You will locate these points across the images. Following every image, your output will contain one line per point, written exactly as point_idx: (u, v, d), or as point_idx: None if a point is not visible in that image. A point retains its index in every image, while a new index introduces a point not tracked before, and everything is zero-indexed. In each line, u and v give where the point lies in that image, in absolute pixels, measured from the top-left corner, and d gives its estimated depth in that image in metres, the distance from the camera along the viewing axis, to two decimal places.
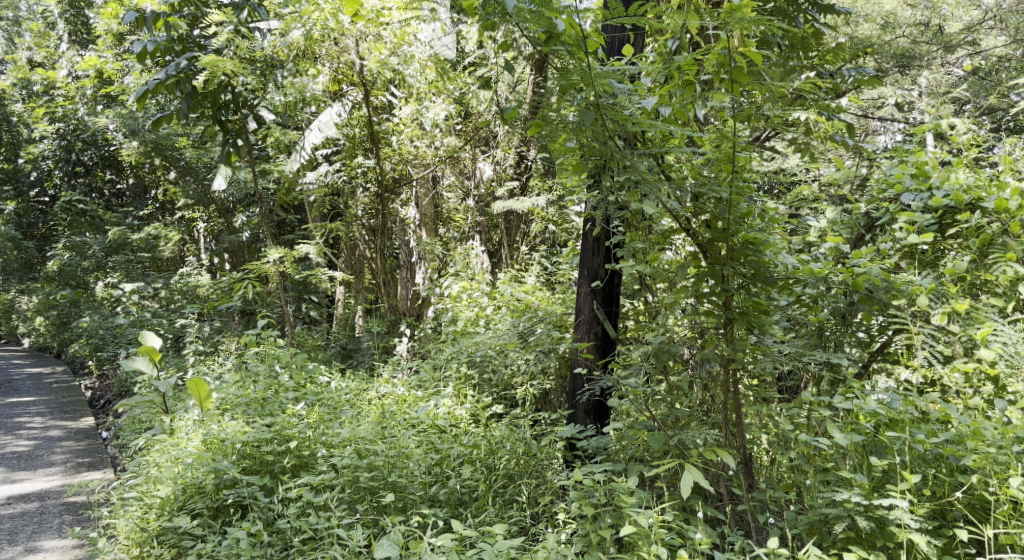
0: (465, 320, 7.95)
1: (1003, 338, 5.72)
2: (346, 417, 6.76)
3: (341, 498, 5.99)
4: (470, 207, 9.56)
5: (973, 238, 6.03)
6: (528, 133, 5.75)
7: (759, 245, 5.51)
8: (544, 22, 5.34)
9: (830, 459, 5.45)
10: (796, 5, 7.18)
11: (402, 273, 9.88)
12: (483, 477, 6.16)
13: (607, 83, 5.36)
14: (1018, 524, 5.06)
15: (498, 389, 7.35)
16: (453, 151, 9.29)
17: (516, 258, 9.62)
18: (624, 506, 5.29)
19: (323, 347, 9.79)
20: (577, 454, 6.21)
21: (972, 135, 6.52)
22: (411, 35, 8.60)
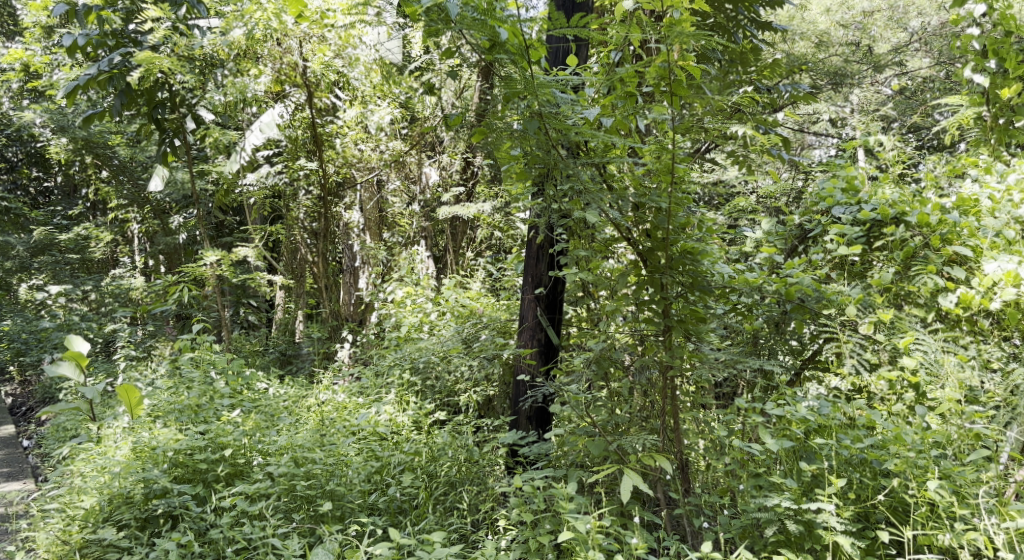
0: (408, 326, 7.99)
1: (923, 347, 5.90)
2: (284, 424, 6.75)
3: (277, 506, 6.01)
4: (415, 212, 9.70)
5: (898, 250, 6.26)
6: (471, 141, 5.74)
7: (697, 255, 5.63)
8: (488, 30, 5.37)
9: (761, 464, 5.59)
10: (735, 21, 7.35)
11: (345, 277, 9.94)
12: (424, 484, 6.22)
13: (550, 92, 5.45)
14: (935, 525, 5.24)
15: (442, 396, 7.42)
16: (398, 156, 9.33)
17: (462, 264, 9.80)
18: (563, 512, 5.40)
19: (262, 353, 9.83)
20: (519, 460, 6.29)
21: (898, 152, 6.75)
22: (356, 38, 8.63)
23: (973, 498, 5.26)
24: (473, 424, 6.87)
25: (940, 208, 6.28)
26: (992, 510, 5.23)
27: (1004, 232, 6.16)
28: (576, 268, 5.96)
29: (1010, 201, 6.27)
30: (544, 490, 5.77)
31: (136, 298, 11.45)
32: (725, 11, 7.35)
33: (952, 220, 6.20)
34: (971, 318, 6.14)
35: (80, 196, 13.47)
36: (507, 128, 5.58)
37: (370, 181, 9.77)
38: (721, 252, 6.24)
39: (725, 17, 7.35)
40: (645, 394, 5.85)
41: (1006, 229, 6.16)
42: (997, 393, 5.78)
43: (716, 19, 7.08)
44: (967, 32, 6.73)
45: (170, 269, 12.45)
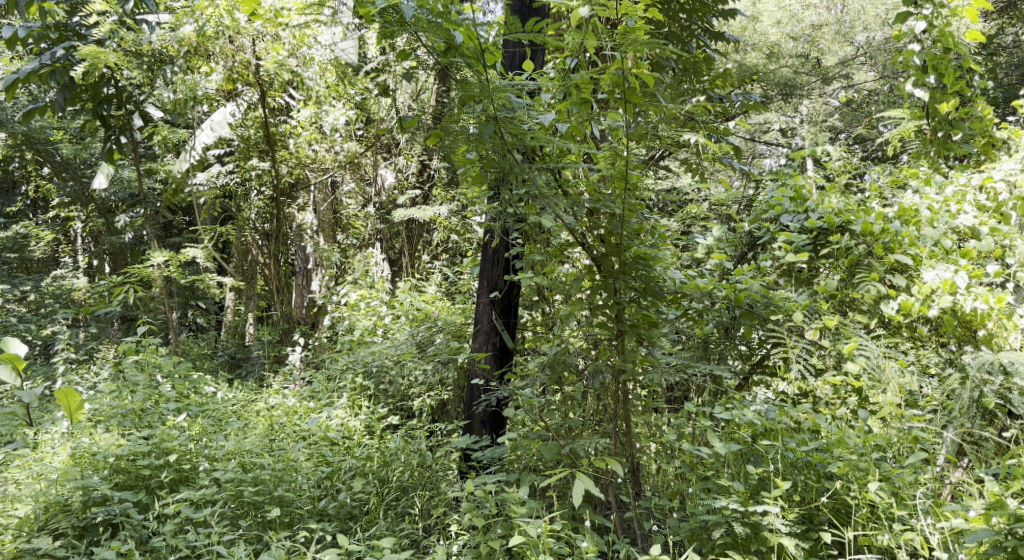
0: (362, 329, 7.95)
1: (866, 352, 6.05)
2: (232, 429, 6.73)
3: (223, 512, 5.99)
4: (371, 214, 9.82)
5: (843, 258, 6.41)
6: (426, 144, 5.74)
7: (649, 260, 5.70)
8: (442, 34, 5.38)
9: (710, 468, 5.65)
10: (689, 31, 7.50)
11: (297, 280, 9.92)
12: (375, 490, 6.21)
13: (505, 96, 5.48)
14: (875, 526, 5.35)
15: (395, 399, 7.39)
16: (353, 156, 9.41)
17: (418, 267, 9.97)
18: (514, 516, 5.43)
19: (210, 357, 9.93)
20: (472, 464, 6.39)
21: (845, 162, 6.96)
22: (311, 37, 8.67)
23: (910, 499, 5.39)
24: (427, 429, 6.86)
25: (882, 218, 6.44)
26: (929, 510, 5.35)
27: (942, 242, 6.34)
28: (531, 272, 6.01)
29: (948, 212, 6.43)
30: (496, 494, 5.82)
31: (78, 299, 11.31)
32: (679, 21, 7.46)
33: (894, 229, 6.33)
34: (910, 325, 6.35)
35: (19, 193, 13.33)
36: (462, 131, 5.59)
37: (325, 181, 9.85)
38: (673, 257, 6.28)
39: (679, 27, 7.49)
40: (598, 398, 5.90)
41: (944, 239, 6.35)
42: (935, 397, 6.04)
43: (672, 28, 7.18)
44: (908, 48, 7.01)
45: (115, 269, 12.37)
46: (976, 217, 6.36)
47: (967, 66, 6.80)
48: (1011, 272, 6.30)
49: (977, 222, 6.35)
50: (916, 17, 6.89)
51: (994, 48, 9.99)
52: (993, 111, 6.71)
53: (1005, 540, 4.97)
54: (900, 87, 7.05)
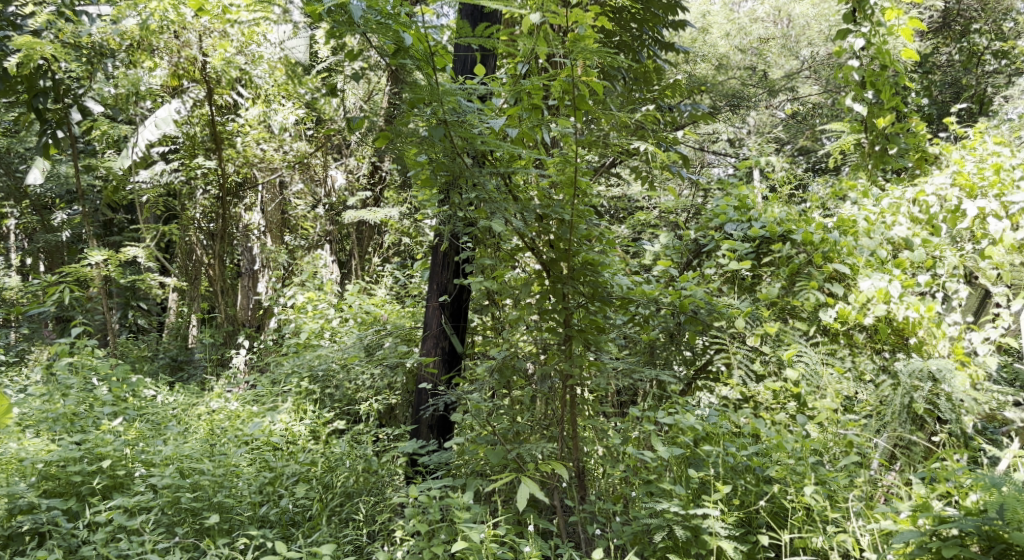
0: (309, 333, 7.92)
1: (805, 359, 6.21)
2: (171, 433, 6.64)
3: (158, 519, 5.89)
4: (319, 215, 9.72)
5: (783, 267, 6.57)
6: (373, 145, 5.71)
7: (597, 267, 5.76)
8: (391, 35, 5.38)
9: (653, 471, 5.73)
10: (640, 40, 7.62)
11: (243, 281, 9.83)
12: (319, 495, 6.18)
13: (455, 100, 5.52)
14: (810, 528, 5.44)
15: (341, 404, 7.33)
16: (302, 156, 9.45)
17: (368, 269, 9.97)
18: (458, 521, 5.43)
19: (150, 359, 9.72)
20: (418, 469, 6.41)
21: (786, 174, 7.21)
22: (260, 34, 8.71)
23: (844, 502, 5.50)
24: (374, 433, 6.89)
25: (822, 227, 6.60)
26: (860, 513, 5.46)
27: (877, 252, 6.47)
28: (480, 276, 6.04)
29: (883, 223, 6.62)
30: (440, 499, 5.83)
31: (13, 298, 11.13)
32: (631, 31, 7.56)
33: (833, 239, 6.48)
34: (847, 332, 6.48)
35: None
36: (411, 135, 5.61)
37: (273, 181, 9.88)
38: (621, 263, 6.32)
39: (631, 36, 7.62)
40: (547, 402, 5.97)
41: (880, 248, 6.47)
42: (869, 402, 6.20)
43: (622, 37, 7.28)
44: (848, 64, 7.15)
45: (52, 269, 12.21)
46: (909, 229, 6.55)
47: (903, 83, 6.98)
48: (941, 282, 6.45)
49: (911, 233, 6.55)
50: (855, 34, 7.04)
51: (930, 66, 10.48)
52: (927, 127, 6.92)
53: (929, 540, 5.06)
54: (840, 101, 7.21)
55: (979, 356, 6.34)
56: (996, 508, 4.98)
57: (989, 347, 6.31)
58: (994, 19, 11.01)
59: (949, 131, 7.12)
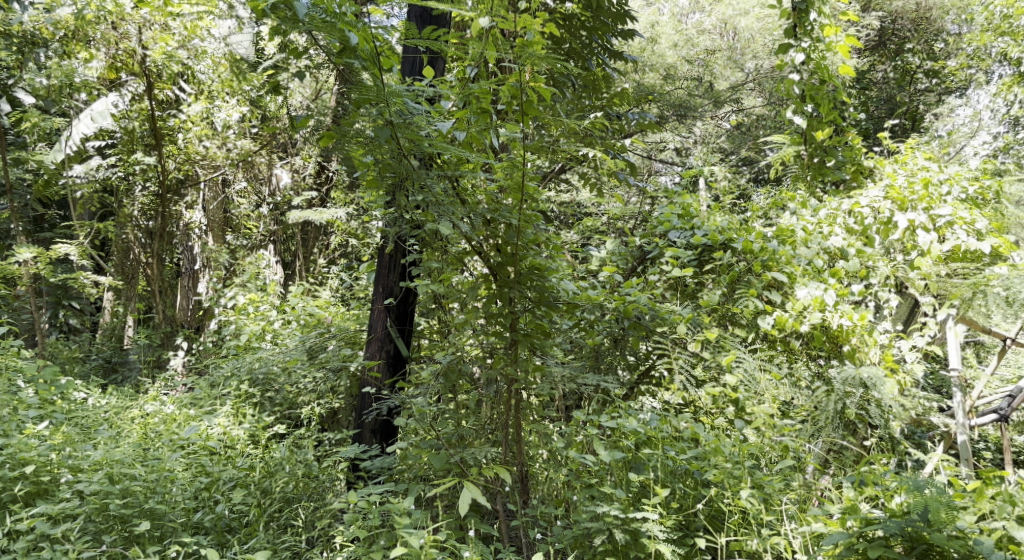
0: (250, 335, 7.87)
1: (744, 364, 6.35)
2: (101, 438, 6.48)
3: (85, 527, 5.75)
4: (265, 214, 9.99)
5: (724, 275, 6.67)
6: (318, 145, 5.70)
7: (544, 271, 5.81)
8: (336, 34, 5.40)
9: (595, 475, 5.78)
10: (589, 48, 7.67)
11: (182, 281, 9.66)
12: (256, 501, 6.14)
13: (402, 101, 5.49)
14: (745, 531, 5.51)
15: (282, 408, 7.39)
16: (246, 154, 9.44)
17: (312, 270, 10.33)
18: (398, 527, 5.41)
19: (82, 361, 9.39)
20: (359, 474, 6.36)
21: (729, 183, 7.33)
22: (203, 29, 8.75)
23: (778, 506, 5.58)
24: (315, 439, 6.83)
25: (762, 237, 6.71)
26: (793, 516, 5.55)
27: (815, 260, 6.63)
28: (427, 279, 6.04)
29: (821, 234, 6.75)
30: (381, 505, 5.79)
31: None
32: (580, 38, 7.66)
33: (772, 248, 6.59)
34: (784, 338, 6.63)
35: None
36: (358, 135, 5.58)
37: (215, 178, 9.77)
38: (567, 269, 6.30)
39: (580, 44, 7.70)
40: (492, 406, 5.97)
41: (818, 258, 6.63)
42: (805, 408, 6.35)
43: (570, 44, 7.35)
44: (789, 78, 7.27)
45: None
46: (845, 239, 6.72)
47: (842, 97, 7.15)
48: (873, 290, 6.67)
49: (846, 244, 6.73)
50: (796, 49, 7.18)
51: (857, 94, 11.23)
52: (862, 141, 7.10)
53: (858, 542, 5.19)
54: (781, 113, 7.35)
55: (907, 362, 6.60)
56: (920, 511, 5.13)
57: (916, 354, 6.54)
58: (926, 40, 12.06)
59: (883, 145, 7.30)
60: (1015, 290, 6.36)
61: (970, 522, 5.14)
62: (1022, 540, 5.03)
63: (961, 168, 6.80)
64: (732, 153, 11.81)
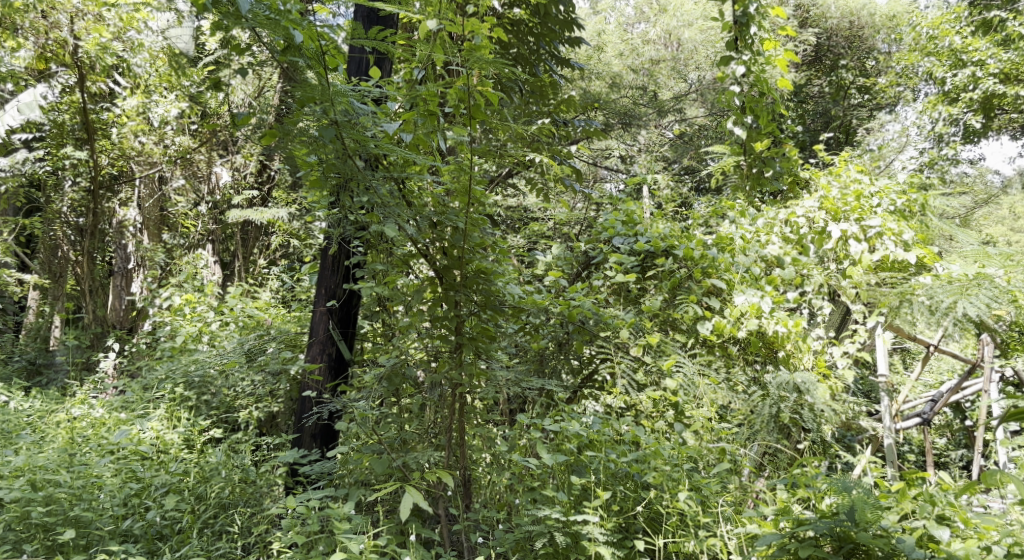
0: (185, 337, 7.71)
1: (684, 369, 6.44)
2: (26, 443, 6.44)
3: (5, 536, 5.72)
4: (203, 213, 10.16)
5: (666, 281, 6.76)
6: (260, 143, 5.63)
7: (490, 275, 5.84)
8: (281, 31, 5.35)
9: (537, 479, 5.82)
10: (537, 54, 7.73)
11: (114, 281, 9.64)
12: (190, 507, 6.03)
13: (348, 101, 5.51)
14: (683, 533, 5.59)
15: (219, 411, 7.29)
16: (184, 151, 9.48)
17: (252, 271, 10.26)
18: (337, 532, 5.40)
19: (7, 362, 9.27)
20: (299, 480, 6.32)
21: (672, 191, 7.45)
22: (140, 22, 8.65)
23: (715, 507, 5.66)
24: (253, 443, 6.76)
25: (702, 244, 6.81)
26: (729, 517, 5.65)
27: (752, 268, 6.75)
28: (372, 282, 6.07)
29: (758, 242, 6.89)
30: (320, 510, 5.77)
31: None
32: (528, 44, 7.72)
33: (712, 255, 6.70)
34: (722, 344, 6.74)
35: None
36: (301, 134, 5.56)
37: (151, 176, 9.81)
38: (513, 273, 6.31)
39: (528, 50, 7.76)
40: (435, 410, 5.99)
41: (755, 265, 6.74)
42: (742, 412, 6.47)
43: (517, 50, 7.42)
44: (730, 89, 7.28)
45: None
46: (781, 248, 6.85)
47: (780, 110, 7.29)
48: (807, 298, 6.85)
49: (782, 252, 6.85)
50: (737, 61, 7.05)
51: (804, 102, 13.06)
52: (799, 153, 7.24)
53: (789, 542, 5.30)
54: (721, 124, 7.40)
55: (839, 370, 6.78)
56: (847, 511, 5.25)
57: (847, 361, 6.74)
58: (858, 57, 13.66)
59: (818, 157, 7.45)
60: (937, 299, 6.53)
61: (894, 522, 5.26)
62: (942, 539, 5.14)
63: (890, 181, 6.99)
64: (674, 162, 11.97)
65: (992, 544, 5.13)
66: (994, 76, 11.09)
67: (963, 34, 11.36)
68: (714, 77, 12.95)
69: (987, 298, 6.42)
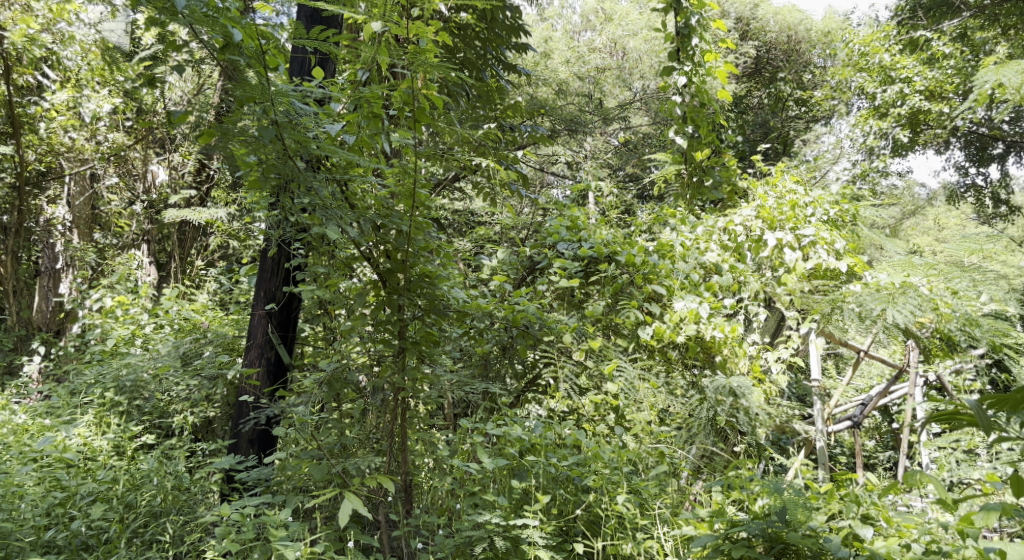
0: (117, 340, 7.47)
1: (624, 373, 6.50)
2: None
3: None
4: (137, 213, 10.05)
5: (609, 286, 6.81)
6: (197, 143, 5.58)
7: (434, 279, 5.86)
8: (219, 29, 5.34)
9: (477, 483, 5.83)
10: (485, 60, 7.78)
11: (43, 281, 9.73)
12: (119, 515, 5.94)
13: (289, 101, 5.46)
14: (621, 535, 5.64)
15: (152, 417, 7.09)
16: (118, 148, 9.56)
17: (188, 274, 10.09)
18: (272, 539, 5.36)
19: None
20: (235, 486, 6.20)
21: (616, 199, 7.55)
22: (71, 14, 8.60)
23: (653, 510, 5.71)
24: (187, 449, 6.64)
25: (643, 250, 6.88)
26: (667, 520, 5.70)
27: (691, 275, 6.85)
28: (313, 286, 6.06)
29: (697, 249, 6.98)
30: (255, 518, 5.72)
31: None
32: (475, 48, 7.77)
33: (653, 262, 6.77)
34: (662, 349, 6.82)
35: None
36: (241, 134, 5.51)
37: (83, 174, 9.85)
38: (458, 277, 6.25)
39: (476, 55, 7.80)
40: (377, 415, 5.98)
41: (694, 272, 6.84)
42: (680, 415, 6.56)
43: (464, 54, 7.46)
44: (671, 99, 7.49)
45: None
46: (719, 255, 6.96)
47: (721, 120, 7.41)
48: (743, 304, 6.98)
49: (721, 259, 6.95)
50: (679, 72, 7.42)
51: (745, 109, 13.47)
52: (738, 162, 7.36)
53: (723, 543, 5.40)
54: (663, 133, 7.52)
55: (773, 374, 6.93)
56: (778, 511, 5.36)
57: (781, 366, 6.90)
58: (796, 70, 13.97)
59: (757, 167, 7.57)
60: (867, 307, 6.69)
61: (822, 522, 5.38)
62: (865, 537, 5.27)
63: (824, 191, 7.13)
64: (619, 169, 12.04)
65: (912, 542, 5.28)
66: (920, 93, 11.39)
67: (892, 52, 11.70)
68: (659, 87, 13.19)
69: (912, 307, 6.59)
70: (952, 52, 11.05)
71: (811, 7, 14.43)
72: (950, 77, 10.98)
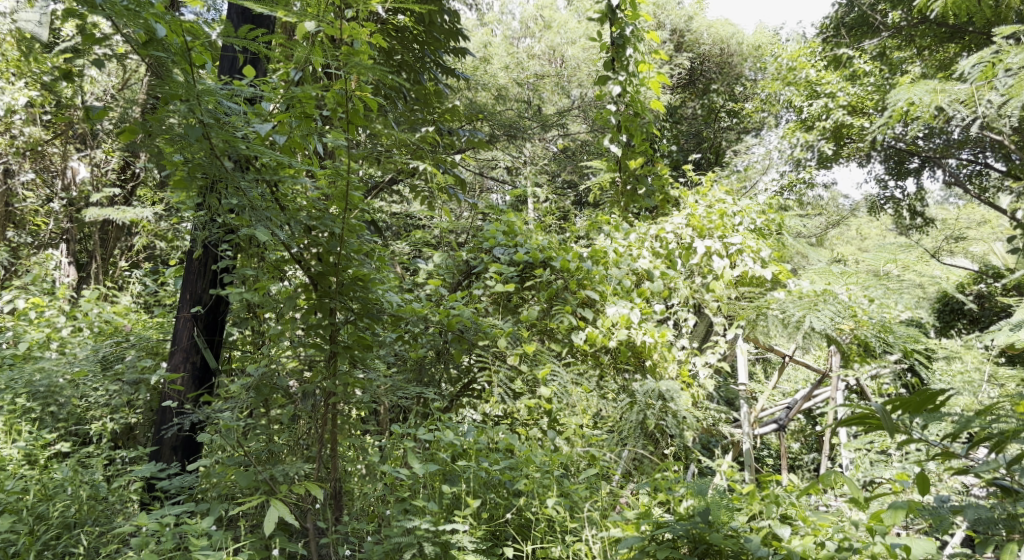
0: (30, 343, 7.23)
1: (558, 378, 6.56)
2: None
3: None
4: (54, 210, 9.93)
5: (543, 291, 6.83)
6: (120, 141, 5.51)
7: (366, 282, 5.83)
8: (142, 23, 5.28)
9: (407, 488, 5.81)
10: (422, 63, 7.75)
11: None
12: (29, 527, 5.81)
13: (215, 100, 5.44)
14: (551, 539, 5.68)
15: (65, 424, 6.89)
16: (34, 142, 9.37)
17: (110, 273, 10.13)
18: (194, 548, 5.31)
19: None
20: (155, 495, 6.11)
21: (552, 206, 7.60)
22: None
23: (582, 513, 5.76)
24: (105, 457, 6.51)
25: (578, 256, 6.93)
26: (595, 523, 5.74)
27: (623, 281, 6.94)
28: (241, 287, 6.07)
29: (630, 256, 7.07)
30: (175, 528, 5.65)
31: None
32: (412, 51, 7.74)
33: (587, 268, 6.84)
34: (595, 353, 6.89)
35: None
36: (167, 132, 5.45)
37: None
38: (393, 280, 6.26)
39: (414, 58, 7.76)
40: (308, 421, 5.93)
41: (626, 279, 6.93)
42: (611, 420, 6.63)
43: (400, 56, 7.43)
44: (606, 108, 7.58)
45: None
46: (650, 262, 7.03)
47: (654, 130, 7.50)
48: (673, 309, 7.13)
49: (652, 266, 7.03)
50: (613, 81, 7.48)
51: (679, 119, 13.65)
52: (670, 171, 7.45)
53: (649, 544, 5.46)
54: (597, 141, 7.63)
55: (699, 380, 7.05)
56: (703, 513, 5.44)
57: (708, 371, 7.06)
58: (728, 82, 14.19)
59: (689, 177, 7.67)
60: (789, 313, 6.83)
61: (742, 522, 5.48)
62: (783, 537, 5.38)
63: (752, 201, 7.29)
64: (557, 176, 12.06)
65: (825, 540, 5.40)
66: (843, 108, 11.59)
67: (817, 68, 12.02)
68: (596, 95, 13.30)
69: (832, 313, 6.75)
70: (872, 70, 11.47)
71: (742, 21, 14.63)
72: (870, 93, 11.21)
